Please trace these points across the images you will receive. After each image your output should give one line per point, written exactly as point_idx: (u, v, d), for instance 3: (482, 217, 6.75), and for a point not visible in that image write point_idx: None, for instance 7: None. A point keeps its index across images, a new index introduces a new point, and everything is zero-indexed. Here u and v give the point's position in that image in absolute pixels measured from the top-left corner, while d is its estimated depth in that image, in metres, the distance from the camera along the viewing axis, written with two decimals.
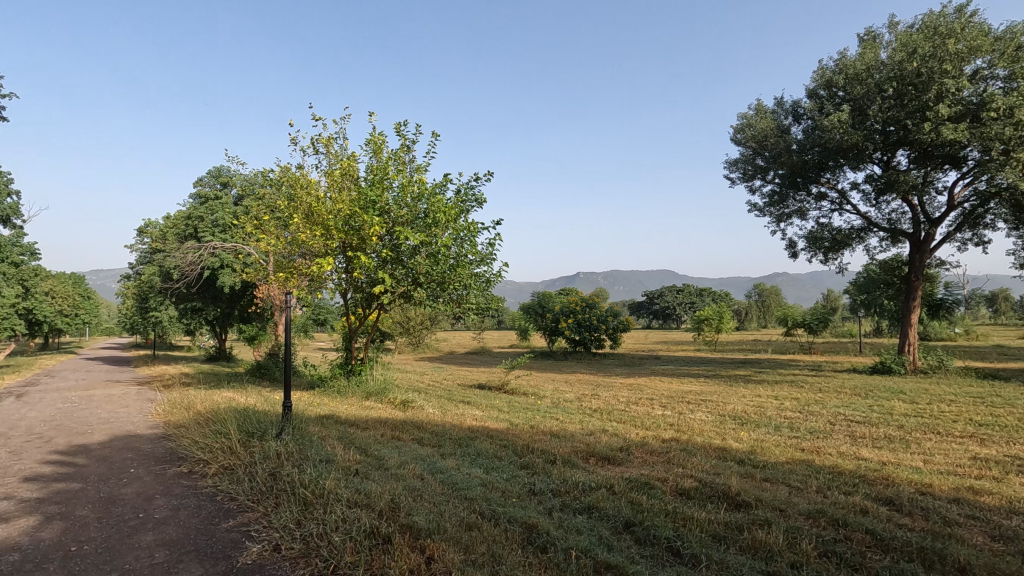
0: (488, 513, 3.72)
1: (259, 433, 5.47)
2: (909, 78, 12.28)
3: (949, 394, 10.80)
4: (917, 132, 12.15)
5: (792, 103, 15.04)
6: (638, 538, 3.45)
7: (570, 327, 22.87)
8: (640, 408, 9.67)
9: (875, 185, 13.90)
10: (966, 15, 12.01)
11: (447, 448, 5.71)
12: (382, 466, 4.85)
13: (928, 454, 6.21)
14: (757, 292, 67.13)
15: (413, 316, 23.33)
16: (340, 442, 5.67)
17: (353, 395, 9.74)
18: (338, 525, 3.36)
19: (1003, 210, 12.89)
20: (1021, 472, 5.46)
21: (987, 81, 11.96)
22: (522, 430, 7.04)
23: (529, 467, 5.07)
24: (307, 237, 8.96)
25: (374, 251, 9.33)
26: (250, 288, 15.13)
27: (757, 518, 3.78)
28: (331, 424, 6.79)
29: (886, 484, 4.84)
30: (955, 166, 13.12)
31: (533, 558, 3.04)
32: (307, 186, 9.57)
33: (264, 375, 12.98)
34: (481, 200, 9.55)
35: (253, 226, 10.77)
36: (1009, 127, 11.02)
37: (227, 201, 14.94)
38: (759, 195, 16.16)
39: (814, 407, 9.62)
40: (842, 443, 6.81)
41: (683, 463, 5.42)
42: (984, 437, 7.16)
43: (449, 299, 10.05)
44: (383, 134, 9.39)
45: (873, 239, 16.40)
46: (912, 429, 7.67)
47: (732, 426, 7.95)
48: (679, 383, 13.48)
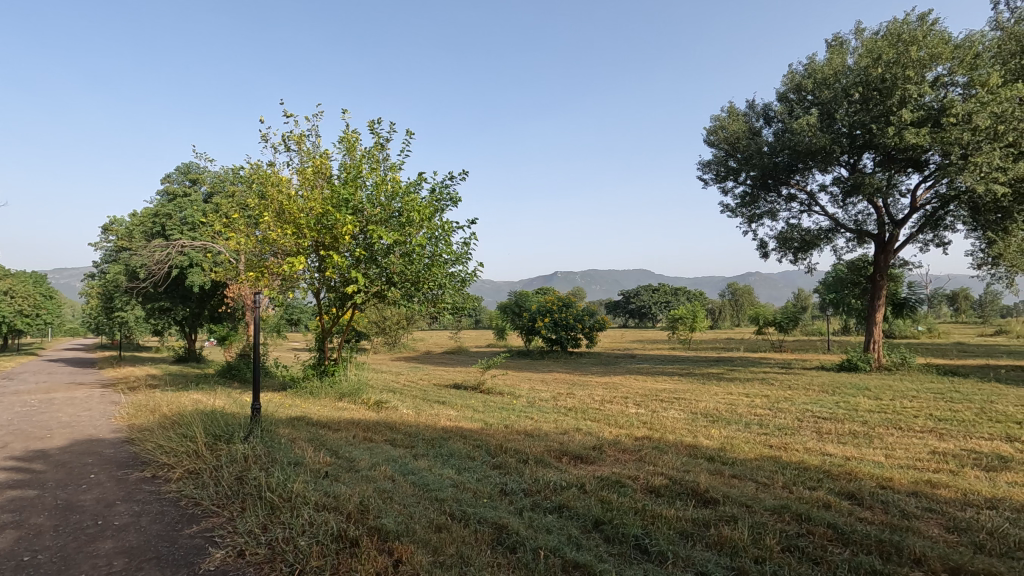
0: (458, 513, 3.72)
1: (227, 435, 5.36)
2: (874, 83, 12.65)
3: (911, 390, 11.14)
4: (881, 136, 12.48)
5: (763, 106, 15.35)
6: (607, 536, 3.48)
7: (547, 326, 22.94)
8: (613, 407, 9.77)
9: (842, 187, 14.23)
10: (928, 23, 12.40)
11: (421, 449, 5.70)
12: (352, 468, 4.80)
13: (889, 449, 6.41)
14: (730, 292, 68.26)
15: (388, 315, 23.18)
16: (311, 444, 5.59)
17: (327, 396, 9.64)
18: (305, 529, 3.31)
19: (962, 212, 13.32)
20: (976, 465, 5.67)
21: (947, 88, 12.38)
22: (497, 430, 7.04)
23: (501, 467, 5.07)
24: (278, 236, 8.81)
25: (347, 250, 9.22)
26: (221, 287, 14.83)
27: (723, 514, 3.85)
28: (302, 425, 6.70)
29: (848, 478, 4.99)
30: (918, 169, 13.53)
31: (502, 559, 3.05)
32: (278, 185, 9.39)
33: (235, 376, 12.72)
34: (455, 199, 9.50)
35: (222, 225, 10.55)
36: (967, 132, 11.40)
37: (196, 199, 14.59)
38: (731, 195, 16.40)
39: (783, 404, 9.83)
40: (809, 439, 6.98)
41: (654, 461, 5.49)
42: (942, 432, 7.42)
43: (424, 299, 10.00)
44: (356, 132, 9.30)
45: (841, 239, 16.79)
46: (875, 425, 7.90)
47: (704, 424, 8.09)
48: (653, 381, 13.66)
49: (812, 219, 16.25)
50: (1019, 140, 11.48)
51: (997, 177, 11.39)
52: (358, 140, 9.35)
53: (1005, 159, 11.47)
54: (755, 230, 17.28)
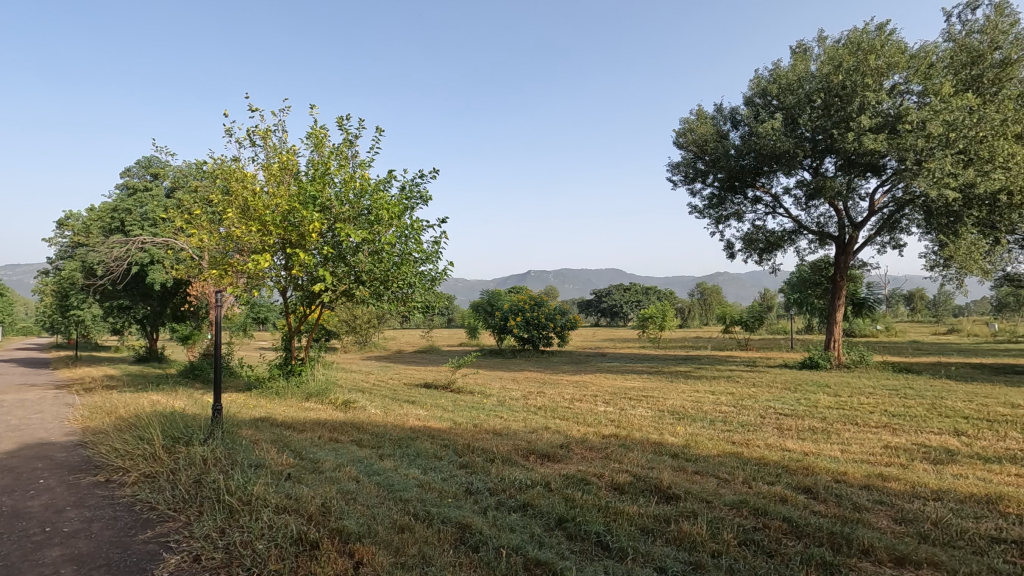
0: (422, 513, 3.71)
1: (185, 437, 5.21)
2: (836, 90, 13.04)
3: (870, 387, 11.53)
4: (842, 141, 12.88)
5: (730, 110, 15.66)
6: (569, 533, 3.52)
7: (519, 325, 22.99)
8: (583, 406, 9.87)
9: (805, 190, 14.62)
10: (886, 33, 12.87)
11: (387, 449, 5.66)
12: (316, 469, 4.73)
13: (845, 444, 6.63)
14: (699, 292, 69.53)
15: (359, 314, 22.95)
16: (274, 445, 5.48)
17: (293, 396, 9.48)
18: (264, 532, 3.26)
19: (917, 215, 13.84)
20: (924, 459, 5.92)
21: (903, 96, 12.86)
22: (465, 429, 7.01)
23: (467, 467, 5.07)
24: (242, 232, 8.62)
25: (315, 248, 9.05)
26: (183, 285, 14.44)
27: (684, 510, 3.93)
28: (266, 426, 6.58)
29: (805, 473, 5.15)
30: (876, 173, 14.01)
31: (463, 558, 3.05)
32: (243, 180, 9.15)
33: (197, 376, 12.40)
34: (426, 198, 9.43)
35: (184, 220, 10.27)
36: (922, 139, 11.88)
37: (158, 193, 14.14)
38: (699, 197, 16.70)
39: (746, 401, 10.09)
40: (770, 435, 7.18)
41: (619, 458, 5.57)
42: (895, 427, 7.72)
43: (394, 298, 9.93)
44: (324, 128, 9.15)
45: (804, 241, 17.23)
46: (834, 421, 8.16)
47: (670, 421, 8.24)
48: (622, 380, 13.86)
49: (776, 221, 16.65)
50: (968, 147, 12.00)
51: (948, 182, 11.88)
52: (326, 135, 9.21)
53: (957, 166, 11.95)
54: (722, 231, 17.59)
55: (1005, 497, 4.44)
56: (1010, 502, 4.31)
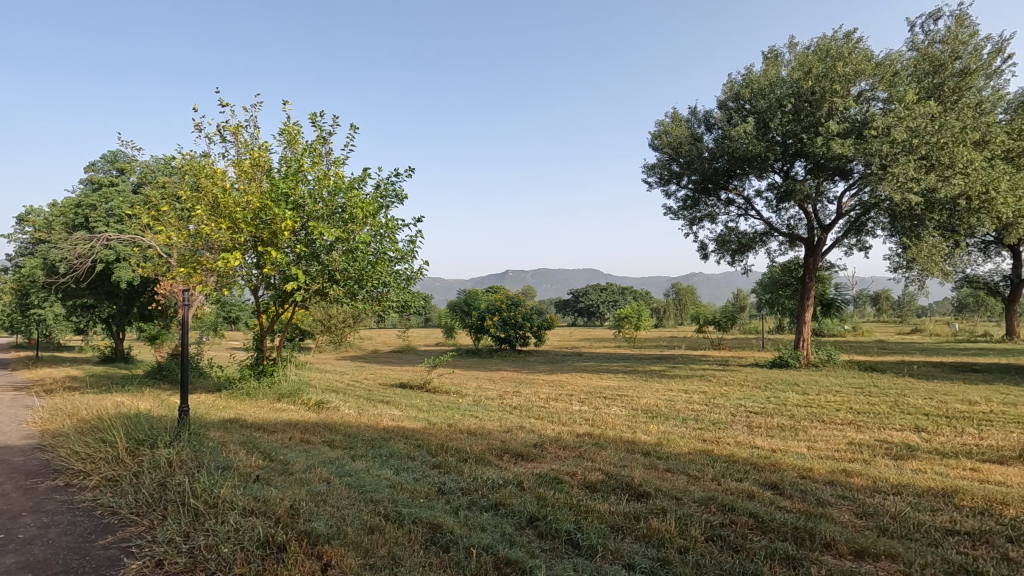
0: (393, 514, 3.68)
1: (150, 440, 5.07)
2: (805, 95, 13.34)
3: (836, 385, 11.84)
4: (811, 145, 13.20)
5: (704, 113, 15.93)
6: (540, 532, 3.54)
7: (495, 324, 22.97)
8: (558, 404, 9.93)
9: (776, 193, 14.92)
10: (853, 41, 13.24)
11: (360, 450, 5.60)
12: (286, 471, 4.65)
13: (812, 441, 6.80)
14: (674, 292, 70.40)
15: (334, 314, 22.69)
16: (243, 447, 5.38)
17: (264, 397, 9.31)
18: (230, 535, 3.21)
19: (881, 218, 14.25)
20: (886, 454, 6.11)
21: (870, 102, 13.23)
22: (440, 429, 6.99)
23: (440, 467, 5.06)
24: (211, 230, 8.43)
25: (288, 246, 8.90)
26: (151, 283, 14.06)
27: (654, 507, 3.98)
28: (235, 428, 6.46)
29: (772, 469, 5.27)
30: (843, 177, 14.39)
31: (434, 558, 3.04)
32: (213, 176, 8.96)
33: (165, 376, 12.11)
34: (401, 197, 9.37)
35: (151, 217, 10.00)
36: (886, 144, 12.27)
37: (124, 189, 13.72)
38: (673, 199, 16.92)
39: (718, 399, 10.28)
40: (740, 433, 7.32)
41: (593, 457, 5.62)
42: (860, 424, 7.95)
43: (369, 297, 9.84)
44: (296, 125, 9.02)
45: (774, 242, 17.58)
46: (801, 418, 8.38)
47: (643, 420, 8.35)
48: (597, 379, 13.96)
49: (748, 223, 16.95)
50: (930, 153, 12.41)
51: (911, 187, 12.26)
52: (299, 132, 9.08)
53: (920, 171, 12.34)
54: (695, 232, 17.84)
55: (960, 490, 4.62)
56: (964, 495, 4.49)
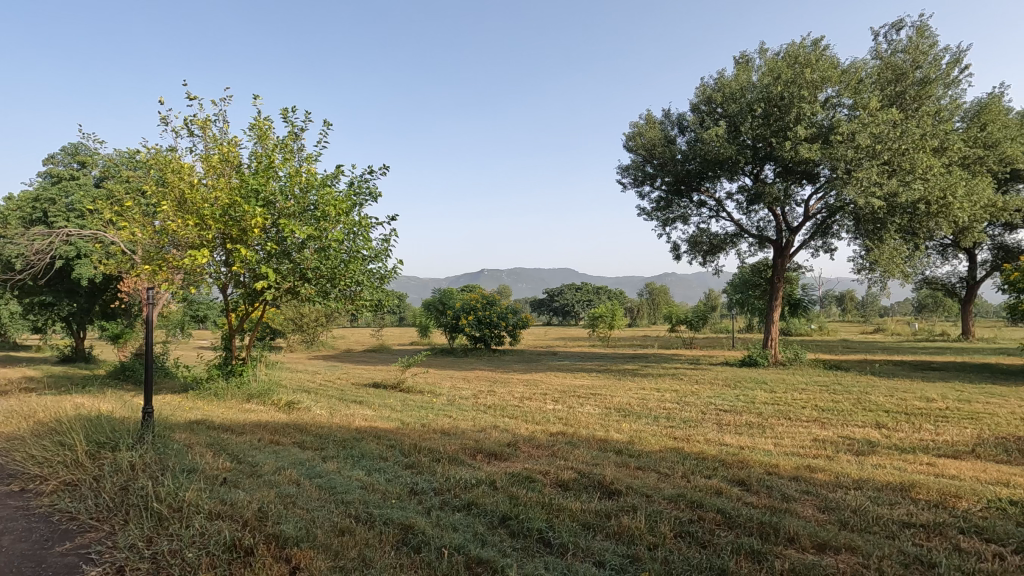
0: (364, 515, 3.65)
1: (111, 443, 4.91)
2: (775, 100, 13.64)
3: (803, 383, 12.17)
4: (780, 149, 13.51)
5: (677, 116, 16.17)
6: (512, 531, 3.55)
7: (471, 324, 22.93)
8: (532, 403, 9.98)
9: (746, 196, 15.23)
10: (820, 48, 13.60)
11: (331, 451, 5.53)
12: (255, 473, 4.57)
13: (778, 438, 6.98)
14: (648, 291, 71.30)
15: (306, 312, 22.34)
16: (210, 449, 5.25)
17: (232, 398, 9.10)
18: (195, 539, 3.14)
19: (846, 221, 14.70)
20: (849, 450, 6.31)
21: (836, 108, 13.61)
22: (413, 429, 6.95)
23: (413, 467, 5.03)
24: (178, 226, 8.21)
25: (258, 243, 8.72)
26: (114, 280, 13.61)
27: (625, 505, 4.03)
28: (202, 429, 6.30)
29: (740, 466, 5.39)
30: (810, 180, 14.77)
31: (405, 559, 3.03)
32: (180, 171, 8.73)
33: (129, 376, 11.74)
34: (375, 194, 9.27)
35: (115, 212, 9.69)
36: (851, 150, 12.63)
37: (85, 182, 13.26)
38: (647, 200, 17.12)
39: (689, 398, 10.45)
40: (710, 431, 7.47)
41: (565, 455, 5.66)
42: (824, 421, 8.19)
43: (341, 296, 9.70)
44: (267, 120, 8.84)
45: (745, 244, 17.95)
46: (769, 416, 8.59)
47: (616, 418, 8.44)
48: (572, 378, 14.05)
49: (719, 224, 17.27)
50: (892, 159, 12.85)
51: (874, 191, 12.66)
52: (270, 128, 8.91)
53: (883, 176, 12.76)
54: (668, 233, 18.08)
55: (917, 484, 4.80)
56: (920, 489, 4.66)
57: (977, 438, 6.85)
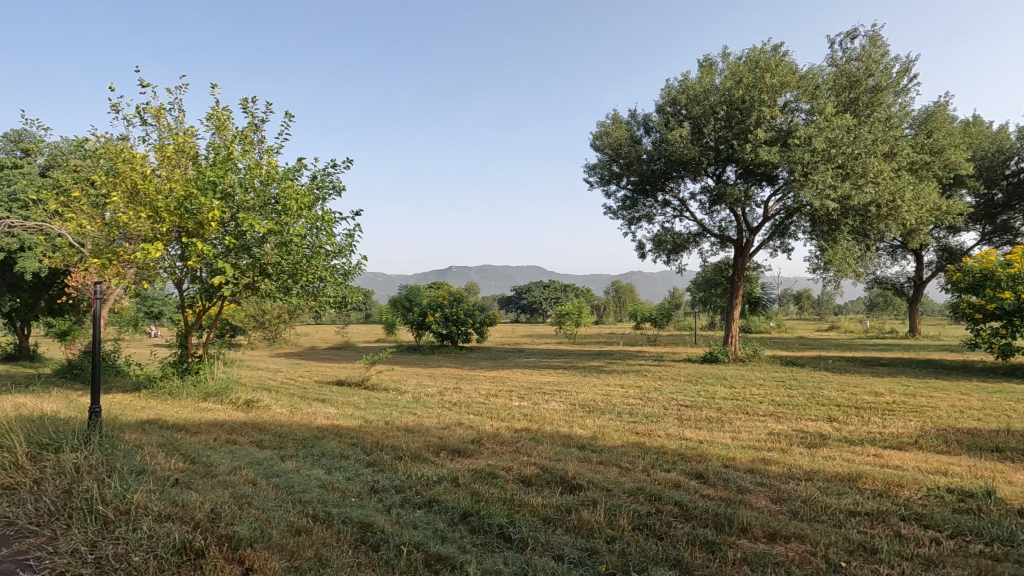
0: (322, 515, 3.59)
1: (54, 444, 4.68)
2: (736, 103, 14.00)
3: (761, 379, 12.57)
4: (740, 151, 13.87)
5: (643, 116, 16.43)
6: (473, 527, 3.55)
7: (438, 321, 22.78)
8: (498, 400, 10.00)
9: (708, 196, 15.57)
10: (779, 54, 14.01)
11: (290, 450, 5.42)
12: (209, 473, 4.44)
13: (736, 432, 7.18)
14: (615, 289, 72.28)
15: (268, 309, 21.80)
16: (162, 449, 5.08)
17: (187, 397, 8.80)
18: (142, 543, 3.03)
19: (803, 223, 15.19)
20: (802, 443, 6.54)
21: (794, 113, 14.04)
22: (376, 427, 6.86)
23: (375, 465, 4.97)
24: (129, 219, 7.87)
25: (216, 237, 8.45)
26: (61, 274, 12.97)
27: (585, 499, 4.08)
28: (154, 429, 6.07)
29: (698, 460, 5.52)
30: (770, 182, 15.22)
31: (363, 558, 3.00)
32: (131, 161, 8.38)
33: (77, 376, 11.22)
34: (339, 188, 9.10)
35: (61, 202, 9.22)
36: (808, 153, 13.06)
37: (29, 171, 12.57)
38: (613, 199, 17.32)
39: (652, 393, 10.67)
40: (670, 426, 7.63)
41: (529, 451, 5.69)
42: (780, 415, 8.48)
43: (304, 292, 9.48)
44: (226, 110, 8.60)
45: (707, 243, 18.35)
46: (728, 411, 8.83)
47: (581, 414, 8.54)
48: (538, 375, 14.12)
49: (683, 224, 17.60)
50: (846, 163, 13.36)
51: (829, 194, 13.11)
52: (228, 118, 8.66)
53: (837, 179, 13.24)
54: (634, 232, 18.30)
55: (863, 475, 5.02)
56: (866, 479, 4.88)
57: (920, 430, 7.19)
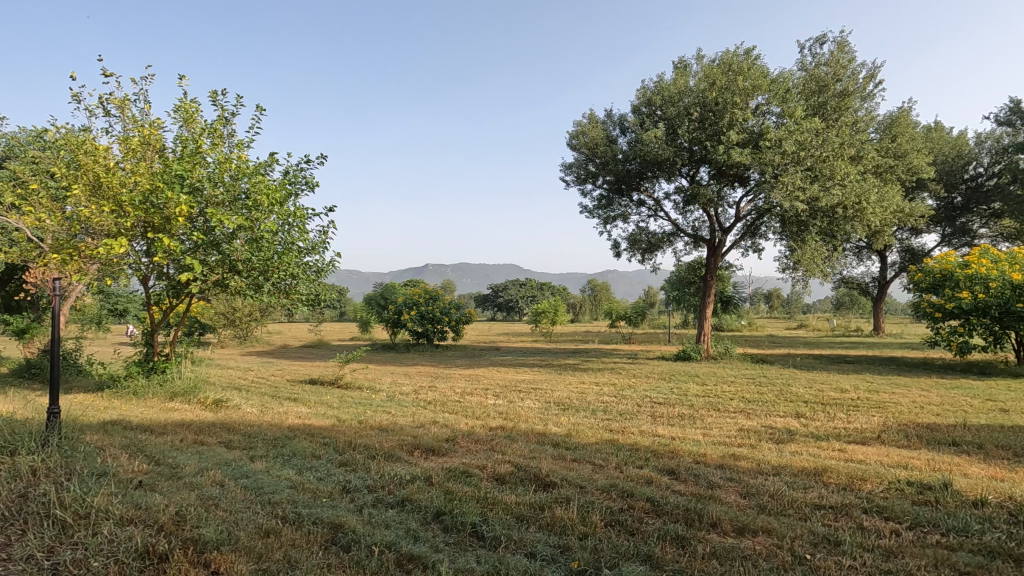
0: (292, 516, 3.53)
1: (9, 447, 4.49)
2: (710, 105, 14.23)
3: (732, 376, 12.83)
4: (714, 152, 14.10)
5: (619, 117, 16.58)
6: (445, 526, 3.54)
7: (413, 319, 22.63)
8: (473, 399, 9.98)
9: (682, 196, 15.77)
10: (752, 57, 14.28)
11: (260, 450, 5.32)
12: (174, 475, 4.32)
13: (707, 428, 7.31)
14: (590, 287, 72.86)
15: (239, 306, 21.38)
16: (125, 451, 4.93)
17: (153, 397, 8.56)
18: (103, 547, 2.94)
19: (773, 223, 15.52)
20: (770, 439, 6.69)
21: (765, 116, 14.32)
22: (349, 426, 6.78)
23: (347, 464, 4.91)
24: (92, 213, 7.60)
25: (183, 233, 8.23)
26: (19, 270, 12.46)
27: (559, 496, 4.11)
28: (118, 430, 5.90)
29: (670, 456, 5.60)
30: (742, 183, 15.51)
31: (333, 559, 2.96)
32: (93, 153, 8.10)
33: (35, 376, 10.81)
34: (312, 184, 8.95)
35: (19, 195, 8.85)
36: (778, 155, 13.35)
37: None
38: (589, 198, 17.42)
39: (626, 391, 10.80)
40: (644, 422, 7.73)
41: (503, 449, 5.70)
42: (750, 411, 8.68)
43: (275, 290, 9.31)
44: (194, 102, 8.38)
45: (681, 243, 18.60)
46: (700, 408, 8.99)
47: (555, 412, 8.60)
48: (514, 373, 14.12)
49: (657, 223, 17.82)
50: (815, 165, 13.70)
51: (799, 196, 13.42)
52: (197, 110, 8.44)
53: (806, 181, 13.55)
54: (610, 231, 18.44)
55: (828, 469, 5.16)
56: (831, 473, 5.02)
57: (883, 425, 7.43)
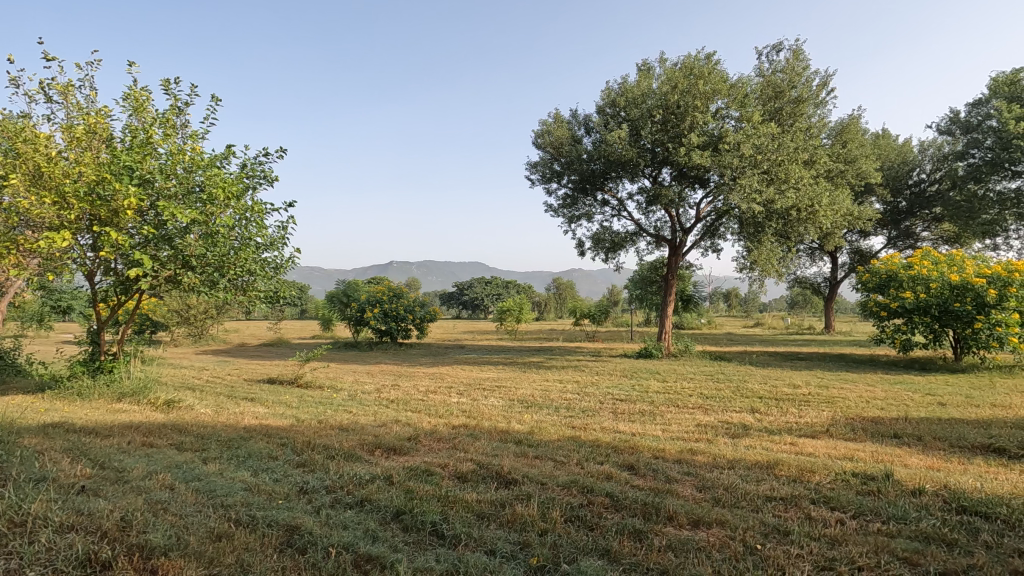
0: (245, 518, 3.43)
1: None
2: (672, 108, 14.53)
3: (691, 373, 13.16)
4: (675, 154, 14.40)
5: (584, 117, 16.75)
6: (405, 525, 3.51)
7: (376, 317, 22.33)
8: (437, 397, 9.94)
9: (645, 197, 16.03)
10: (712, 62, 14.64)
11: (214, 452, 5.15)
12: (120, 479, 4.14)
13: (666, 424, 7.47)
14: (556, 286, 73.39)
15: (194, 304, 20.64)
16: (67, 455, 4.69)
17: (99, 397, 8.19)
18: (40, 556, 2.79)
19: (731, 224, 15.98)
20: (727, 434, 6.89)
21: (724, 119, 14.73)
22: (308, 426, 6.65)
23: (306, 465, 4.81)
24: (32, 205, 7.20)
25: (133, 226, 7.88)
26: None
27: (520, 493, 4.12)
28: (59, 433, 5.61)
29: (630, 452, 5.70)
30: (702, 185, 15.89)
31: (288, 562, 2.89)
32: (33, 141, 7.67)
33: None
34: (270, 178, 8.73)
35: None
36: (736, 158, 13.72)
37: None
38: (554, 197, 17.52)
39: (589, 389, 10.93)
40: (605, 419, 7.85)
41: (466, 448, 5.68)
42: (707, 407, 8.92)
43: (231, 286, 9.02)
44: (145, 90, 8.04)
45: (643, 242, 18.91)
46: (660, 404, 9.18)
47: (519, 409, 8.64)
48: (478, 371, 14.11)
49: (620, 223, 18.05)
50: (771, 169, 14.15)
51: (755, 198, 13.84)
52: (148, 99, 8.11)
53: (762, 184, 13.97)
54: (574, 230, 18.58)
55: (780, 462, 5.35)
56: (782, 466, 5.21)
57: (831, 419, 7.75)
